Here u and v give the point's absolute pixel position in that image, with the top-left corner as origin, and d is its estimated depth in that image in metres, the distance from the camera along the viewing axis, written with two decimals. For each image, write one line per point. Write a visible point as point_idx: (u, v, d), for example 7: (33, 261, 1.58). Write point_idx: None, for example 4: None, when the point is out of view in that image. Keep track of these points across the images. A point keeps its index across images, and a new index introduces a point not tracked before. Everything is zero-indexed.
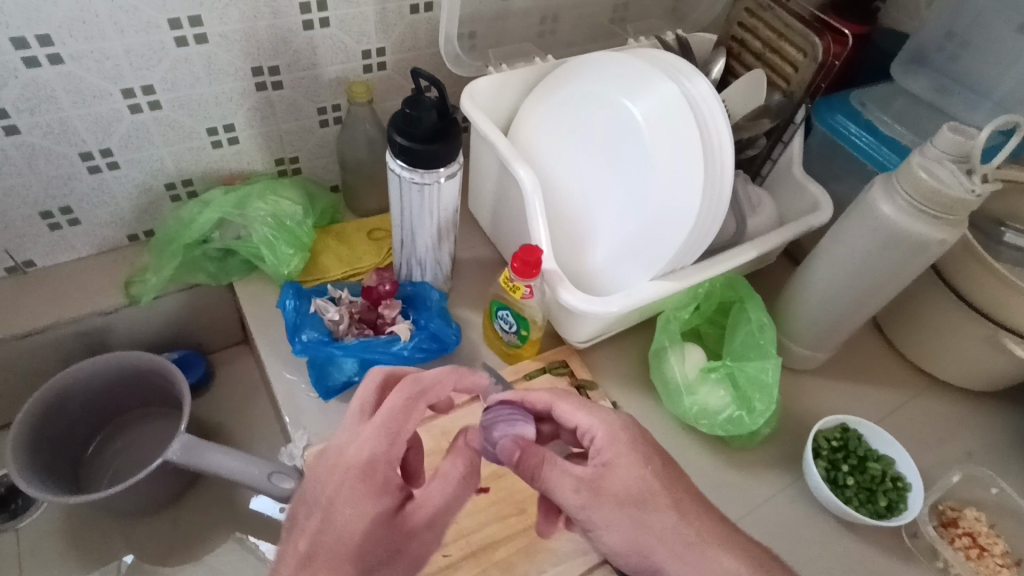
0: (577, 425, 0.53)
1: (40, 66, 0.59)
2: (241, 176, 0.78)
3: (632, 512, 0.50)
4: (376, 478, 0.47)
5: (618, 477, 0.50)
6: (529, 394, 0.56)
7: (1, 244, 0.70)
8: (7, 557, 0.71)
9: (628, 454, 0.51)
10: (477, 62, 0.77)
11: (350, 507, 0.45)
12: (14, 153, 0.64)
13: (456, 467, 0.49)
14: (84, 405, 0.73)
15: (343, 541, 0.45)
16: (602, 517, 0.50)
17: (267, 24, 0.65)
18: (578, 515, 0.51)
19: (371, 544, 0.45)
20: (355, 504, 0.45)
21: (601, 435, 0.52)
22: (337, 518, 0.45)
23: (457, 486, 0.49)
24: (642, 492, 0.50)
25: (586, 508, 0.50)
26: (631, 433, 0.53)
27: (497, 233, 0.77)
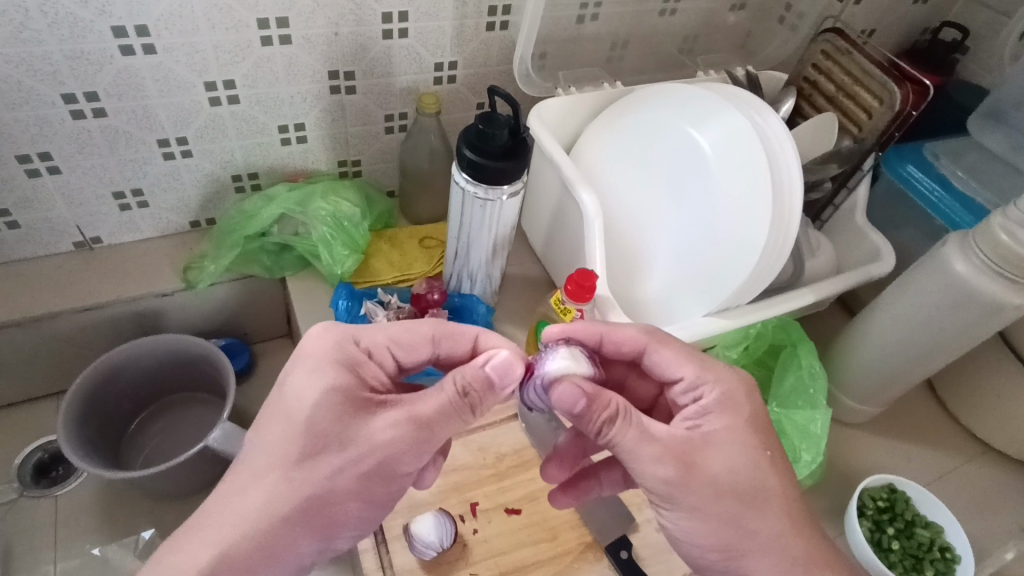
0: (683, 376, 0.53)
1: (134, 55, 0.61)
2: (304, 175, 0.80)
3: (733, 505, 0.46)
4: (356, 367, 0.49)
5: (717, 454, 0.47)
6: (621, 332, 0.55)
7: (73, 220, 0.73)
8: (44, 522, 0.73)
9: (737, 431, 0.48)
10: (546, 82, 0.78)
11: (313, 378, 0.47)
12: (98, 134, 0.66)
13: (454, 381, 0.46)
14: (133, 382, 0.75)
15: (296, 409, 0.46)
16: (687, 493, 0.46)
17: (349, 31, 0.67)
18: (662, 492, 0.47)
19: (319, 428, 0.45)
20: (316, 375, 0.47)
21: (710, 397, 0.51)
22: (299, 384, 0.47)
23: (438, 397, 0.46)
24: (742, 482, 0.47)
25: (675, 484, 0.46)
26: (745, 399, 0.51)
27: (549, 252, 0.77)
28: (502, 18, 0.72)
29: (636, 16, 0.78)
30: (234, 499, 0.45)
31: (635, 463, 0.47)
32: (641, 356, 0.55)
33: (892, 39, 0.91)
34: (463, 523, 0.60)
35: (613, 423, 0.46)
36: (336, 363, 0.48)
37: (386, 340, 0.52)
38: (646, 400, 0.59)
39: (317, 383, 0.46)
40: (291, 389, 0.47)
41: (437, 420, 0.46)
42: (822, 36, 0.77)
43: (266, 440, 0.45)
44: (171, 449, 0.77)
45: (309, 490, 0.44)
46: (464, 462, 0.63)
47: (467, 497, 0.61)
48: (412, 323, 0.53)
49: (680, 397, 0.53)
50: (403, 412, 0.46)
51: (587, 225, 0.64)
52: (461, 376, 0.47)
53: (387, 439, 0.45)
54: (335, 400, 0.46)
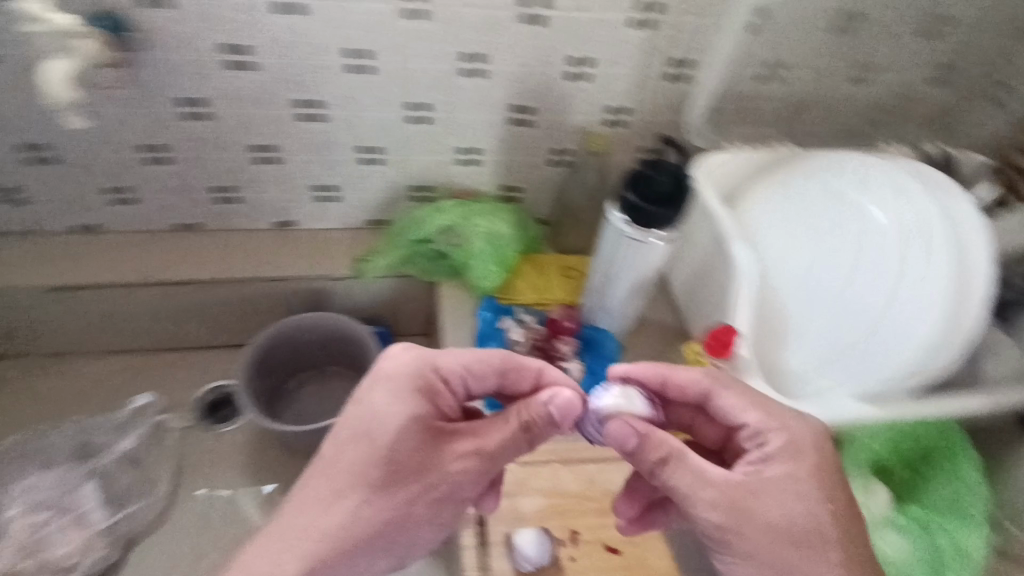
0: (746, 423, 0.53)
1: (359, 74, 0.72)
2: (470, 193, 0.87)
3: (786, 553, 0.47)
4: (423, 393, 0.53)
5: (772, 502, 0.49)
6: (685, 376, 0.55)
7: (279, 204, 0.86)
8: (205, 452, 0.85)
9: (799, 479, 0.49)
10: (713, 136, 0.79)
11: (388, 404, 0.51)
12: (315, 136, 0.78)
13: (522, 422, 0.52)
14: (296, 349, 0.85)
15: (372, 434, 0.51)
16: (740, 541, 0.48)
17: (539, 70, 0.73)
18: (713, 534, 0.49)
19: (394, 454, 0.50)
20: (395, 401, 0.51)
21: (774, 444, 0.51)
22: (372, 408, 0.51)
23: (506, 434, 0.52)
24: (800, 533, 0.48)
25: (723, 526, 0.49)
26: (817, 454, 0.51)
27: (689, 302, 0.77)
28: (683, 70, 0.75)
29: (822, 80, 0.76)
30: (311, 506, 0.50)
31: (688, 507, 0.49)
32: (704, 400, 0.55)
33: None
34: (562, 547, 0.61)
35: (664, 464, 0.50)
36: (414, 389, 0.52)
37: (459, 371, 0.54)
38: (713, 443, 0.58)
39: (396, 410, 0.51)
40: (372, 409, 0.51)
41: (500, 457, 0.52)
42: None
43: (345, 457, 0.51)
44: (313, 414, 0.86)
45: (384, 507, 0.50)
46: (571, 488, 0.64)
47: (569, 523, 0.62)
48: (480, 352, 0.55)
49: (743, 442, 0.53)
50: (468, 445, 0.52)
51: (736, 279, 0.64)
52: (528, 414, 0.52)
53: (461, 471, 0.51)
54: (411, 428, 0.51)
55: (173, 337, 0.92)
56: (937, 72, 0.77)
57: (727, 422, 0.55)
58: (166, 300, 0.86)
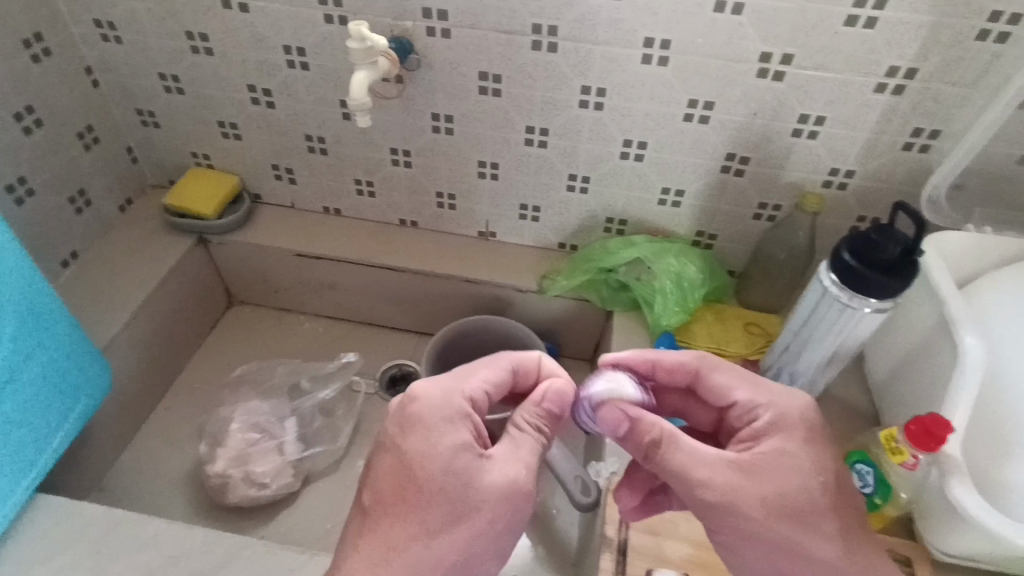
0: (736, 399, 0.56)
1: (587, 109, 0.79)
2: (663, 233, 0.89)
3: (796, 529, 0.49)
4: (453, 420, 0.53)
5: (774, 476, 0.51)
6: (666, 358, 0.59)
7: (487, 214, 0.96)
8: (380, 419, 0.96)
9: (795, 451, 0.52)
10: (954, 214, 0.72)
11: (422, 440, 0.52)
12: (533, 159, 0.86)
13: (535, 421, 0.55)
14: (474, 345, 0.93)
15: (417, 470, 0.51)
16: (736, 516, 0.49)
17: (762, 123, 0.73)
18: (716, 521, 0.50)
19: (441, 485, 0.51)
20: (423, 444, 0.52)
21: (763, 418, 0.54)
22: (410, 448, 0.52)
23: (531, 443, 0.54)
24: (794, 504, 0.50)
25: (731, 508, 0.50)
26: (803, 429, 0.53)
27: (888, 385, 0.71)
28: (925, 141, 0.70)
29: None
30: (364, 568, 0.50)
31: (682, 489, 0.51)
32: (694, 380, 0.59)
33: None
34: None
35: (658, 450, 0.51)
36: (445, 420, 0.53)
37: (481, 388, 0.56)
38: (707, 426, 0.61)
39: (431, 451, 0.52)
40: (408, 454, 0.52)
41: (531, 469, 0.53)
42: None
43: (391, 509, 0.51)
44: None
45: (439, 551, 0.50)
46: None
47: None
48: (482, 360, 0.58)
49: (736, 420, 0.56)
50: (505, 464, 0.52)
51: (959, 370, 0.57)
52: (542, 406, 0.55)
53: (500, 492, 0.51)
54: (450, 466, 0.51)
55: (374, 314, 1.05)
56: None
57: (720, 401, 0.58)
58: (379, 281, 0.99)
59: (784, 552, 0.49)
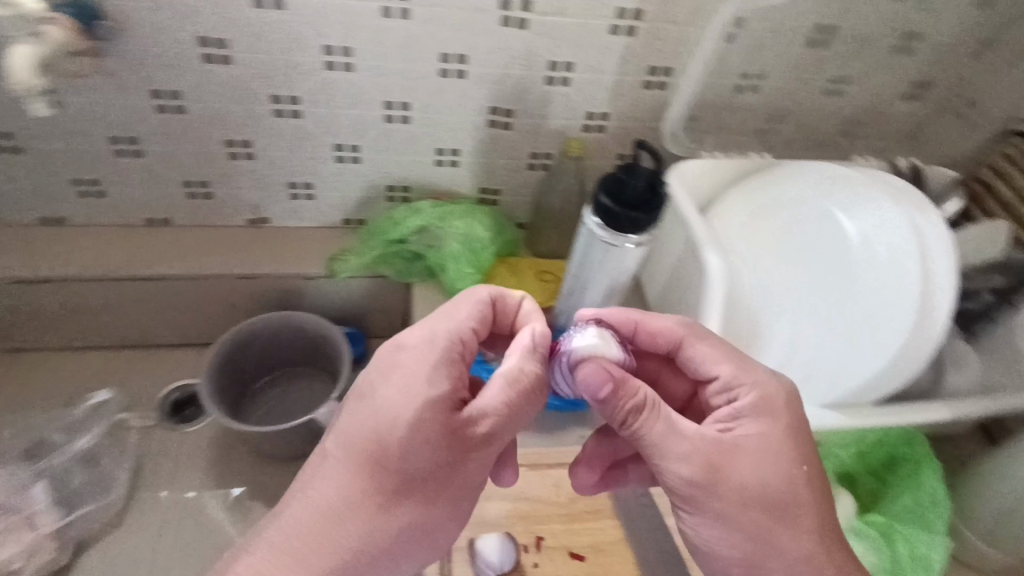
0: (717, 374, 0.52)
1: (335, 71, 0.72)
2: (448, 194, 0.87)
3: (763, 516, 0.47)
4: (436, 369, 0.49)
5: (744, 464, 0.47)
6: (660, 329, 0.54)
7: (254, 200, 0.85)
8: (169, 452, 0.84)
9: (770, 439, 0.48)
10: (692, 143, 0.79)
11: (396, 396, 0.47)
12: (291, 133, 0.78)
13: (522, 371, 0.49)
14: (265, 347, 0.84)
15: (391, 426, 0.46)
16: (711, 496, 0.47)
17: (516, 73, 0.73)
18: (682, 495, 0.48)
19: (418, 445, 0.46)
20: (395, 387, 0.48)
21: (746, 400, 0.50)
22: (384, 403, 0.47)
23: (517, 391, 0.48)
24: (765, 492, 0.47)
25: (693, 485, 0.47)
26: (782, 406, 0.50)
27: (661, 307, 0.77)
28: (660, 78, 0.75)
29: (797, 92, 0.77)
30: (325, 515, 0.47)
31: (657, 457, 0.48)
32: (676, 350, 0.54)
33: None
34: (525, 553, 0.60)
35: (636, 416, 0.47)
36: (425, 368, 0.48)
37: (463, 332, 0.52)
38: (680, 399, 0.58)
39: (397, 395, 0.47)
40: (381, 406, 0.48)
41: (510, 421, 0.48)
42: None
43: (353, 461, 0.47)
44: (281, 414, 0.85)
45: (399, 504, 0.47)
46: (537, 494, 0.64)
47: (534, 529, 0.61)
48: (464, 299, 0.54)
49: (714, 397, 0.52)
50: (477, 416, 0.47)
51: (708, 286, 0.64)
52: (521, 360, 0.50)
53: (467, 445, 0.47)
54: (421, 410, 0.46)
55: (142, 334, 0.90)
56: (912, 88, 0.79)
57: (700, 373, 0.53)
58: (136, 294, 0.84)
59: (744, 535, 0.47)
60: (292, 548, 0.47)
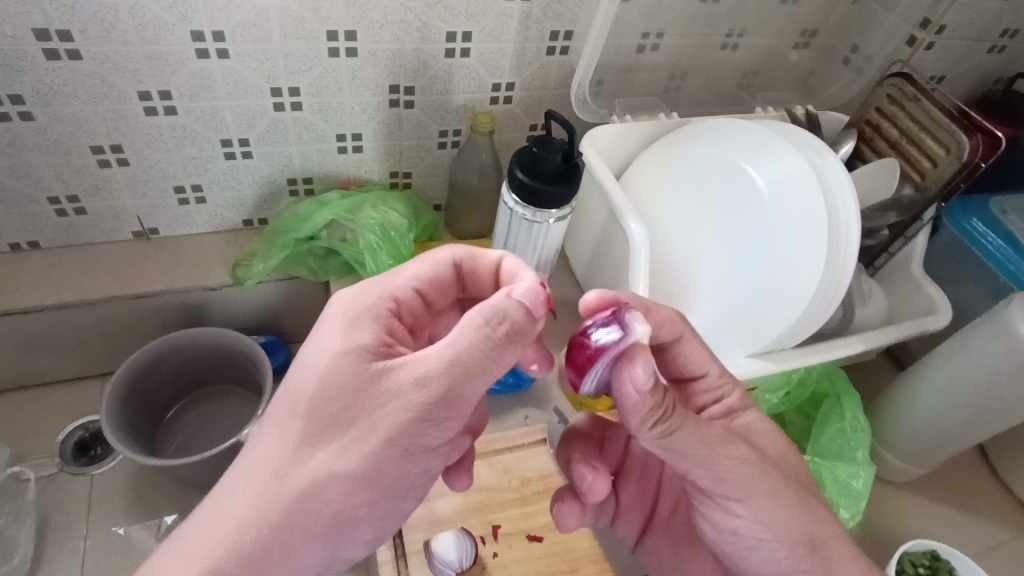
0: (706, 370, 0.53)
1: (209, 59, 0.64)
2: (357, 183, 0.82)
3: (797, 491, 0.47)
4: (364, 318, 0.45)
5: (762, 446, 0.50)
6: (660, 315, 0.51)
7: (135, 209, 0.76)
8: (79, 498, 0.76)
9: (767, 425, 0.52)
10: (602, 109, 0.78)
11: (324, 346, 0.44)
12: (167, 132, 0.69)
13: (476, 317, 0.41)
14: (174, 370, 0.77)
15: (310, 381, 0.42)
16: (763, 477, 0.46)
17: (413, 48, 0.68)
18: (737, 485, 0.45)
19: (325, 403, 0.41)
20: (336, 339, 0.44)
21: (732, 397, 0.53)
22: (310, 355, 0.44)
23: (458, 341, 0.40)
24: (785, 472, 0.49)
25: (746, 468, 0.45)
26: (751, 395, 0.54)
27: (589, 276, 0.77)
28: (563, 43, 0.73)
29: (697, 48, 0.78)
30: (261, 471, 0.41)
31: (703, 459, 0.45)
32: (673, 343, 0.53)
33: (959, 88, 0.89)
34: (484, 545, 0.59)
35: (678, 412, 0.45)
36: (352, 321, 0.45)
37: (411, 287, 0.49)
38: None
39: (336, 346, 0.43)
40: (306, 356, 0.44)
41: (454, 366, 0.40)
42: (889, 80, 0.75)
43: (278, 421, 0.43)
44: (204, 437, 0.79)
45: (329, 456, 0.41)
46: (489, 482, 0.63)
47: (490, 519, 0.61)
48: (432, 258, 0.50)
49: (701, 395, 0.54)
50: (420, 369, 0.40)
51: (634, 253, 0.64)
52: (484, 308, 0.41)
53: (405, 401, 0.40)
54: (339, 362, 0.42)
55: (26, 373, 0.80)
56: (801, 36, 0.81)
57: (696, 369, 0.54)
58: (9, 331, 0.74)
59: (797, 521, 0.46)
60: (217, 520, 0.41)
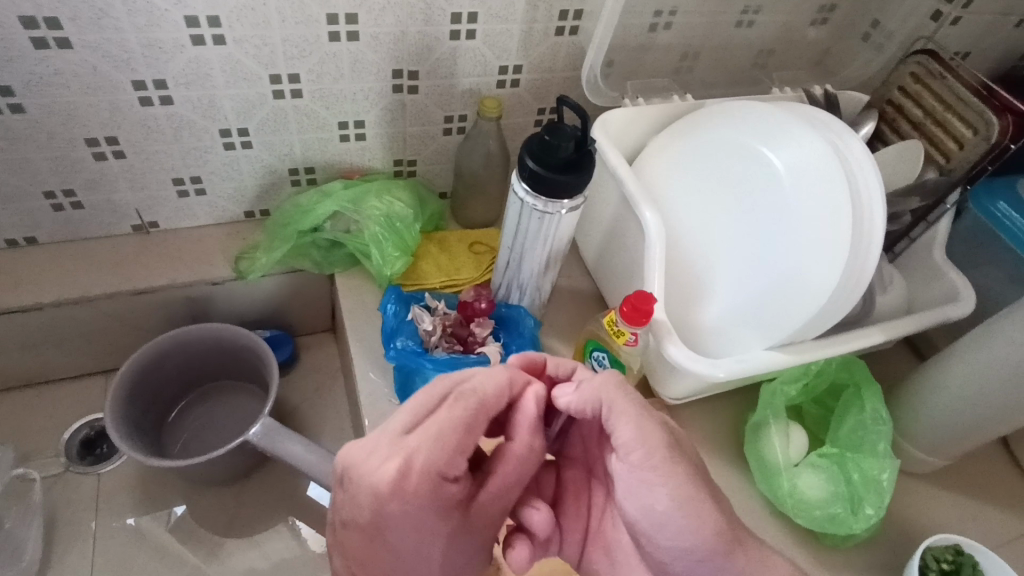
0: None
1: (204, 45, 0.62)
2: (360, 172, 0.79)
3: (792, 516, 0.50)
4: (433, 496, 0.40)
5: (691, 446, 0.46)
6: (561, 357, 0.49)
7: (133, 203, 0.74)
8: (86, 497, 0.75)
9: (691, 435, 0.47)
10: (613, 92, 0.75)
11: (412, 532, 0.41)
12: (164, 122, 0.67)
13: (536, 452, 0.44)
14: (178, 367, 0.75)
15: (411, 555, 0.41)
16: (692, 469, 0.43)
17: (417, 30, 0.66)
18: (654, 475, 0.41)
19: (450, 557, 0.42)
20: (416, 528, 0.40)
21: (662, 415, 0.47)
22: (394, 537, 0.41)
23: (530, 472, 0.44)
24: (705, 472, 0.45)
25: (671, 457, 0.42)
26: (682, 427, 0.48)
27: (600, 264, 0.75)
28: (572, 23, 0.70)
29: (712, 26, 0.74)
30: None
31: (631, 442, 0.42)
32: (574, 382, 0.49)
33: (983, 64, 0.86)
34: None
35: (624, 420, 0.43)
36: (428, 510, 0.40)
37: (461, 457, 0.41)
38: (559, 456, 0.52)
39: (422, 531, 0.41)
40: (395, 542, 0.41)
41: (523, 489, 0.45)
42: (913, 57, 0.72)
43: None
44: (210, 434, 0.77)
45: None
46: None
47: None
48: (455, 412, 0.42)
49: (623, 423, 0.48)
50: (500, 497, 0.44)
51: (648, 243, 0.61)
52: (539, 442, 0.44)
53: (490, 521, 0.44)
54: (441, 537, 0.41)
55: (28, 371, 0.79)
56: (819, 12, 0.78)
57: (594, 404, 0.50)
58: (8, 329, 0.73)
59: None
60: None
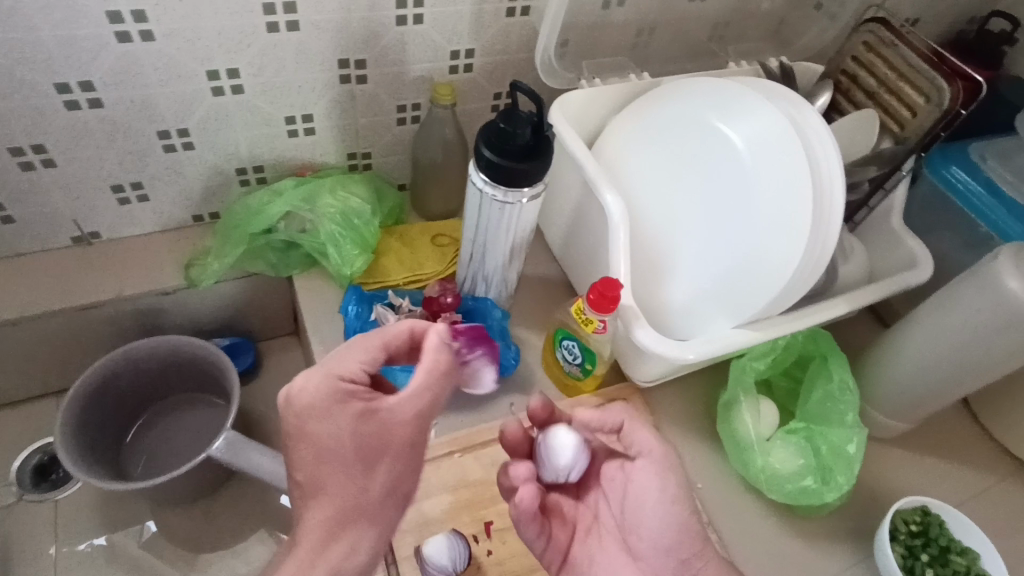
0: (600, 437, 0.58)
1: (131, 42, 0.57)
2: (312, 168, 0.76)
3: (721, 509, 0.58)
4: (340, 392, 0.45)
5: None
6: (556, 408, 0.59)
7: (70, 213, 0.70)
8: (44, 526, 0.71)
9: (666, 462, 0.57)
10: (569, 73, 0.73)
11: (326, 422, 0.45)
12: (95, 126, 0.63)
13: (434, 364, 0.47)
14: (133, 384, 0.72)
15: (329, 446, 0.45)
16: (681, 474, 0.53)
17: (361, 16, 0.63)
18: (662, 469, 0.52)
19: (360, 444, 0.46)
20: (325, 416, 0.45)
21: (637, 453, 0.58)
22: (314, 431, 0.45)
23: (437, 383, 0.48)
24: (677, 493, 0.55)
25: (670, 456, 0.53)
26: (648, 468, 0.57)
27: (566, 251, 0.74)
28: (524, 2, 0.68)
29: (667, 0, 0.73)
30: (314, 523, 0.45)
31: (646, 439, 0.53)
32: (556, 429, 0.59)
33: (934, 28, 0.86)
34: (477, 544, 0.58)
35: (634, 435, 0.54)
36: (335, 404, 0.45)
37: (361, 365, 0.47)
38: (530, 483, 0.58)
39: (330, 422, 0.45)
40: (314, 436, 0.45)
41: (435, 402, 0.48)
42: (864, 26, 0.72)
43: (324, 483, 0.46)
44: (173, 450, 0.75)
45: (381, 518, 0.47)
46: (476, 477, 0.61)
47: (481, 516, 0.59)
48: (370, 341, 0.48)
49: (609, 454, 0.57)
50: (406, 403, 0.47)
51: (612, 228, 0.60)
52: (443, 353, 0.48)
53: (400, 424, 0.47)
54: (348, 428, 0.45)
55: None
56: None
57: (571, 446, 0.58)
58: None
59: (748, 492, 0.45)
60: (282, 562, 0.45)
